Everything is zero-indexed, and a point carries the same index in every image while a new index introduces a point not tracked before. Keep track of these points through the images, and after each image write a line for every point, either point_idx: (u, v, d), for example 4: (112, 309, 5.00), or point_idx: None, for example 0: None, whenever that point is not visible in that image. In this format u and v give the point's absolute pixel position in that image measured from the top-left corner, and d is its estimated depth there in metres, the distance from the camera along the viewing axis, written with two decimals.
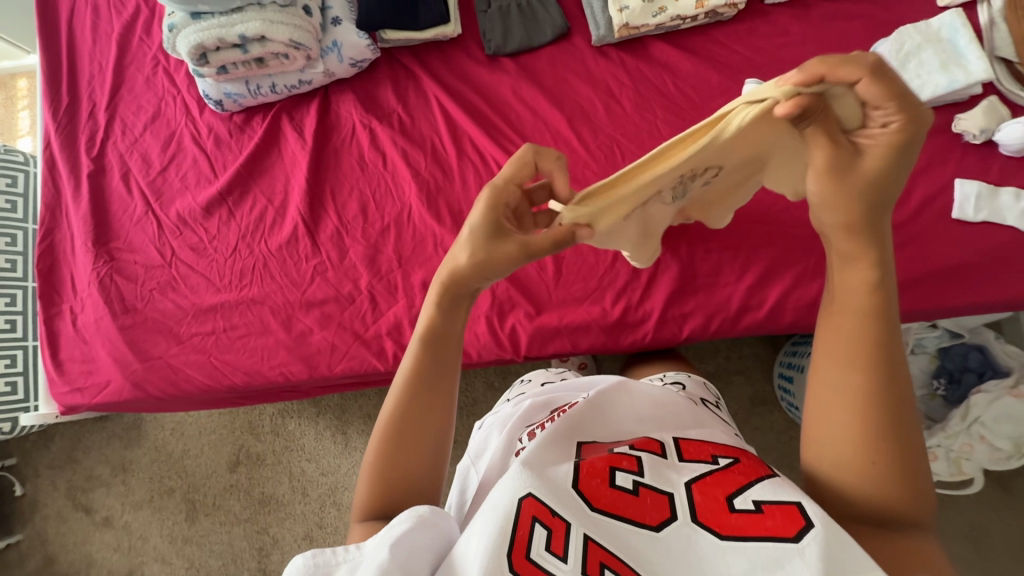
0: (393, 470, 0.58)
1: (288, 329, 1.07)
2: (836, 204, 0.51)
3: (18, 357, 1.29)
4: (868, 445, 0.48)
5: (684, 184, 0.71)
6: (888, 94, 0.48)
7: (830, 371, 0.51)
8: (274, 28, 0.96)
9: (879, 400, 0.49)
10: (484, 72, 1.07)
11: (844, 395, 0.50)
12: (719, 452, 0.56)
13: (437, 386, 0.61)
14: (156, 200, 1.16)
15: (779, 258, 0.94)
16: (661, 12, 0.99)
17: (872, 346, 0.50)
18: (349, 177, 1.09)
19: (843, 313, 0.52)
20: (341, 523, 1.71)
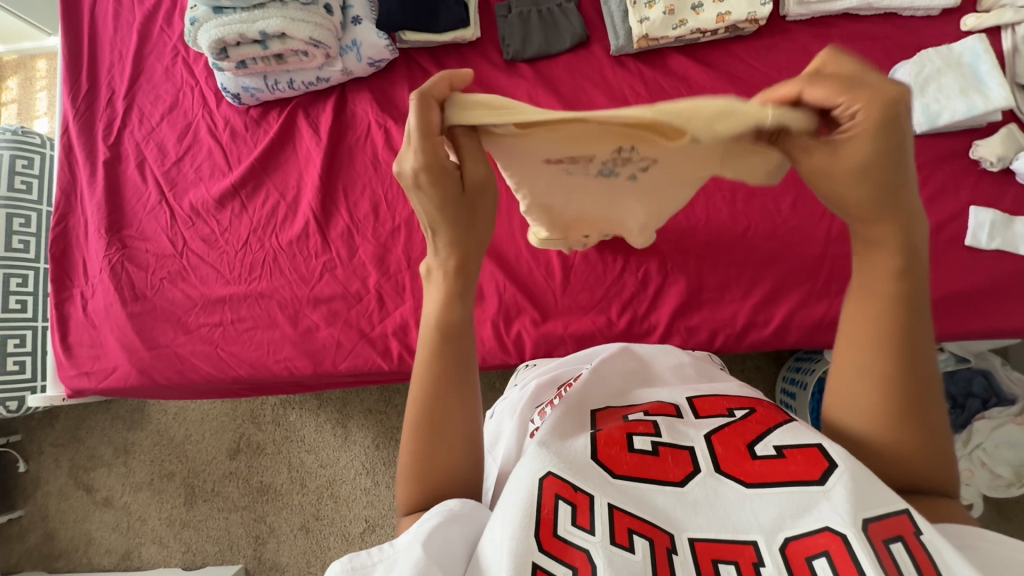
0: (432, 466, 0.55)
1: (295, 324, 1.08)
2: (845, 187, 0.48)
3: (28, 338, 1.31)
4: (892, 425, 0.49)
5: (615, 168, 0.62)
6: (838, 88, 0.46)
7: (856, 352, 0.51)
8: (295, 25, 0.95)
9: (906, 378, 0.49)
10: (501, 77, 1.07)
11: (869, 378, 0.50)
12: (734, 405, 0.58)
13: (459, 381, 0.56)
14: (171, 190, 1.17)
15: (787, 275, 0.94)
16: (681, 25, 0.98)
17: (898, 327, 0.50)
18: (361, 175, 1.10)
19: (871, 301, 0.50)
20: (338, 514, 1.72)
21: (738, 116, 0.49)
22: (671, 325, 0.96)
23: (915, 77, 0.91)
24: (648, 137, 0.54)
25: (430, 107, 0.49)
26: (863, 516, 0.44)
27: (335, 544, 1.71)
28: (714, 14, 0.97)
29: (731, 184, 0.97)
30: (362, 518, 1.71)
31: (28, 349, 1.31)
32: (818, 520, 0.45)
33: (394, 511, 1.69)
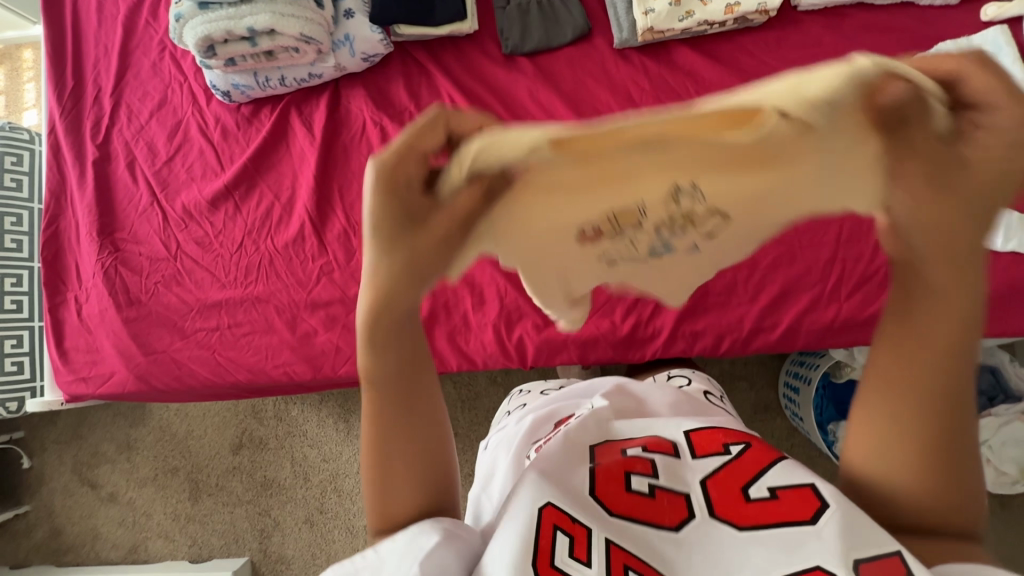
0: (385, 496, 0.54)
1: (293, 329, 1.06)
2: (922, 210, 0.41)
3: (26, 338, 1.29)
4: (911, 464, 0.48)
5: (664, 234, 0.48)
6: (997, 84, 0.38)
7: (884, 386, 0.48)
8: (285, 21, 0.91)
9: (930, 420, 0.47)
10: (501, 73, 1.03)
11: (893, 416, 0.48)
12: (729, 440, 0.57)
13: (404, 416, 0.53)
14: (162, 191, 1.14)
15: (795, 279, 0.91)
16: (688, 16, 0.94)
17: (933, 368, 0.46)
18: (357, 177, 1.06)
19: (916, 310, 0.46)
20: (342, 508, 1.73)
21: (819, 75, 0.36)
22: (675, 330, 0.94)
23: None
24: (731, 158, 0.39)
25: (406, 158, 0.43)
26: (854, 556, 0.43)
27: (339, 537, 1.72)
28: (722, 5, 0.92)
29: None
30: None
31: (26, 349, 1.30)
32: (809, 559, 0.44)
33: None
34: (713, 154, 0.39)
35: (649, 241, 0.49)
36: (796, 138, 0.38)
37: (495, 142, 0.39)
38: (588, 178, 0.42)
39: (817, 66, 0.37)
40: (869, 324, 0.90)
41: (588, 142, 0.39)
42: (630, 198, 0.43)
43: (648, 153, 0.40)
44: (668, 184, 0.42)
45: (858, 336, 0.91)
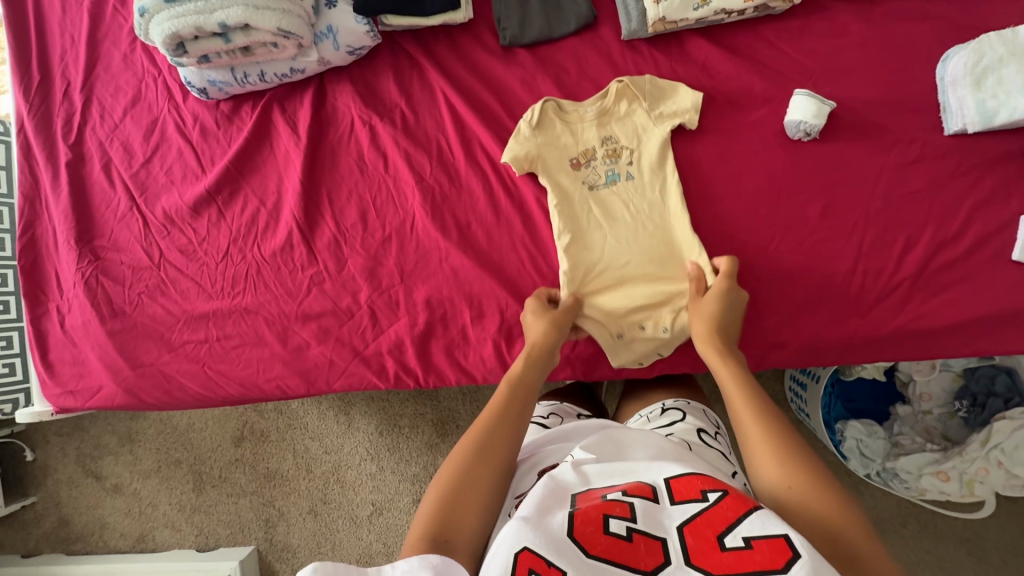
0: (439, 533, 0.55)
1: (285, 342, 1.02)
2: (698, 320, 0.80)
3: (16, 338, 1.24)
4: (817, 540, 0.50)
5: (613, 163, 0.90)
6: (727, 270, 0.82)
7: (760, 479, 0.58)
8: (259, 15, 0.81)
9: (794, 454, 0.58)
10: (498, 67, 0.95)
11: (779, 498, 0.55)
12: (707, 485, 0.54)
13: (490, 488, 0.61)
14: (141, 195, 1.07)
15: (813, 292, 0.86)
16: (704, 5, 0.85)
17: (791, 453, 0.58)
18: (346, 180, 1.00)
19: (733, 383, 0.70)
20: (345, 499, 1.73)
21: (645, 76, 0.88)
22: (683, 346, 0.89)
23: (970, 67, 0.79)
24: (614, 112, 0.90)
25: (520, 131, 0.91)
26: None
27: (342, 527, 1.73)
28: None
29: (755, 190, 0.87)
30: (369, 501, 1.72)
31: (17, 350, 1.25)
32: None
33: (401, 496, 1.71)
34: (614, 107, 0.90)
35: (603, 168, 0.91)
36: (636, 104, 0.90)
37: (535, 112, 0.90)
38: (563, 127, 0.91)
39: (638, 76, 0.89)
40: (893, 340, 0.84)
41: (569, 116, 0.91)
42: (585, 138, 0.91)
43: (588, 108, 0.90)
44: (601, 132, 0.91)
45: (882, 354, 0.85)
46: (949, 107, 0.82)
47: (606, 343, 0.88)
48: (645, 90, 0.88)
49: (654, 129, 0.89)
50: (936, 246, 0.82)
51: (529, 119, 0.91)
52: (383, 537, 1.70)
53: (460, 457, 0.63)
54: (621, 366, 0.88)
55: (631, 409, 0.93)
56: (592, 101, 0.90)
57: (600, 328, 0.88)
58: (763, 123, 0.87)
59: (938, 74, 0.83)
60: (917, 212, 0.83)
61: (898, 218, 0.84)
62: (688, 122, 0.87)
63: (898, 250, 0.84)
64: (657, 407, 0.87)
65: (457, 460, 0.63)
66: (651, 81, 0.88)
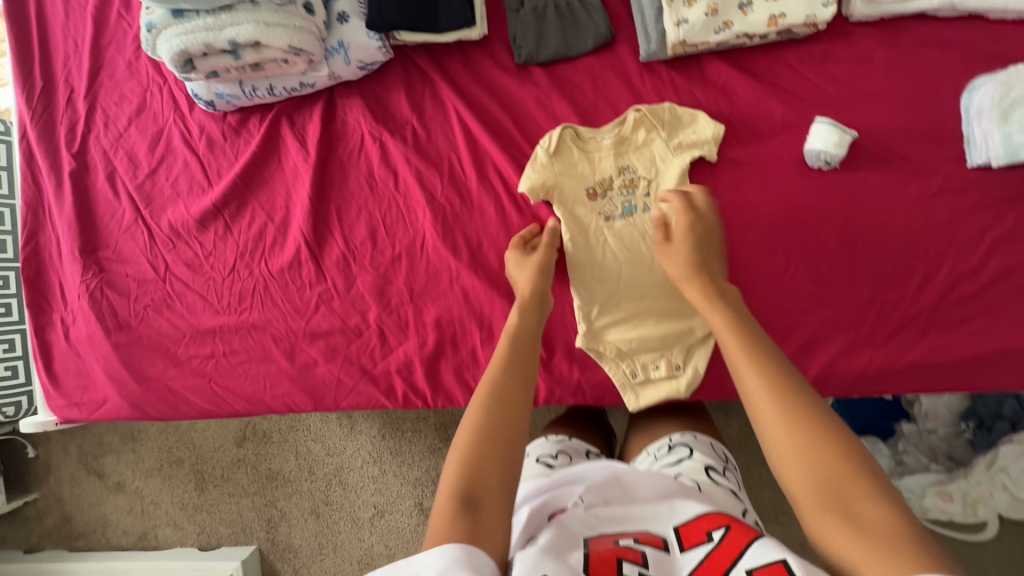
0: (466, 492, 0.55)
1: (292, 359, 1.01)
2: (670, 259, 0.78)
3: (18, 341, 1.22)
4: (820, 501, 0.48)
5: (629, 194, 0.91)
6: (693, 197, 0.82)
7: (759, 429, 0.55)
8: (271, 33, 0.79)
9: (793, 407, 0.53)
10: (512, 85, 0.93)
11: (780, 454, 0.52)
12: (711, 526, 0.54)
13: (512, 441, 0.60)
14: (147, 207, 1.06)
15: (829, 322, 0.85)
16: (725, 28, 0.82)
17: (793, 400, 0.54)
18: (356, 197, 0.98)
19: (725, 322, 0.65)
20: (346, 500, 1.74)
21: (662, 104, 0.88)
22: (695, 374, 0.89)
23: (997, 100, 0.77)
24: (631, 141, 0.90)
25: (538, 159, 0.91)
26: None
27: (344, 529, 1.74)
28: (766, 16, 0.80)
29: (772, 218, 0.86)
30: (371, 504, 1.73)
31: (19, 354, 1.24)
32: None
33: (403, 499, 1.71)
34: (630, 136, 0.90)
35: (619, 199, 0.91)
36: (653, 133, 0.89)
37: (552, 140, 0.90)
38: (580, 158, 0.91)
39: (654, 104, 0.89)
40: (909, 373, 0.83)
41: (584, 145, 0.91)
42: (601, 168, 0.91)
43: (604, 138, 0.90)
44: (617, 163, 0.91)
45: (896, 386, 0.84)
46: (973, 139, 0.80)
47: (618, 378, 0.91)
48: (663, 120, 0.88)
49: (673, 159, 0.88)
50: (954, 280, 0.81)
51: (546, 147, 0.90)
52: (385, 539, 1.71)
53: (475, 413, 0.61)
54: (637, 400, 0.90)
55: (637, 441, 0.92)
56: (608, 129, 0.90)
57: (612, 362, 0.91)
58: (782, 150, 0.86)
59: (963, 104, 0.81)
60: (936, 244, 0.82)
61: (916, 250, 0.83)
62: (706, 154, 0.87)
63: (916, 282, 0.83)
64: (665, 441, 0.86)
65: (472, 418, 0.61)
66: (667, 110, 0.87)
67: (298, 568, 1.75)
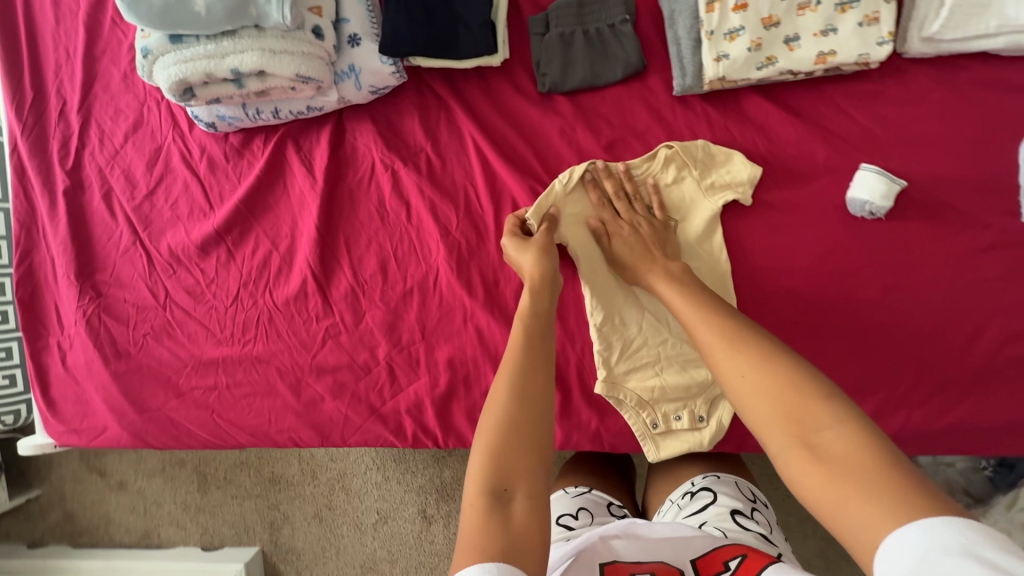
0: (497, 484, 0.56)
1: (298, 394, 0.97)
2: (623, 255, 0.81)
3: (16, 349, 1.10)
4: (787, 439, 0.52)
5: None
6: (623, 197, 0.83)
7: (726, 381, 0.59)
8: (276, 61, 0.73)
9: (763, 362, 0.57)
10: (535, 114, 0.87)
11: (748, 405, 0.56)
12: (727, 557, 0.62)
13: (540, 418, 0.61)
14: (145, 229, 1.01)
15: (864, 378, 0.80)
16: (769, 64, 0.76)
17: (755, 349, 0.59)
18: (365, 227, 0.93)
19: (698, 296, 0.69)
20: (350, 506, 1.68)
21: (693, 142, 0.82)
22: (720, 427, 0.85)
23: None
24: (658, 178, 0.84)
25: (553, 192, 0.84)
26: None
27: (347, 533, 1.68)
28: (813, 53, 0.74)
29: (808, 267, 0.81)
30: (373, 509, 1.67)
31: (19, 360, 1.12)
32: None
33: (405, 506, 1.65)
34: (658, 173, 0.84)
35: None
36: (683, 171, 0.83)
37: (571, 175, 0.84)
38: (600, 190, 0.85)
39: (686, 140, 0.83)
40: (947, 434, 0.79)
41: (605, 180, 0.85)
42: None
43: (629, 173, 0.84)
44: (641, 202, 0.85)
45: (933, 446, 0.80)
46: None
47: (638, 428, 0.87)
48: (694, 158, 0.82)
49: (705, 200, 0.83)
50: (1002, 339, 0.76)
51: (566, 181, 0.84)
52: (387, 544, 1.65)
53: (501, 400, 0.62)
54: (658, 451, 0.86)
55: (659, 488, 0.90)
56: (633, 164, 0.83)
57: (631, 411, 0.87)
58: (821, 194, 0.81)
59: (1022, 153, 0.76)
60: (984, 301, 0.77)
61: (962, 307, 0.78)
62: (741, 196, 0.81)
63: (960, 340, 0.78)
64: (686, 487, 0.84)
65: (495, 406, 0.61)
66: (698, 147, 0.82)
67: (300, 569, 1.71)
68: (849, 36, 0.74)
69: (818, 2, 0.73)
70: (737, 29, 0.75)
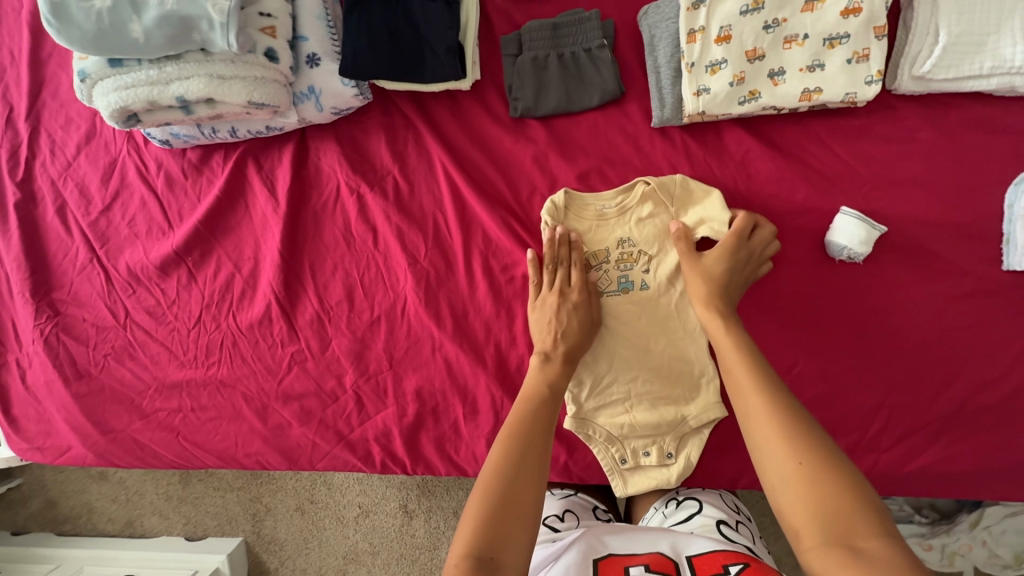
0: (484, 551, 0.52)
1: (264, 419, 0.93)
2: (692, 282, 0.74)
3: None
4: (825, 536, 0.48)
5: (628, 270, 0.82)
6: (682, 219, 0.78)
7: (762, 464, 0.56)
8: (225, 88, 0.69)
9: (795, 436, 0.54)
10: (507, 139, 0.84)
11: (784, 488, 0.53)
12: (729, 561, 0.56)
13: (533, 490, 0.58)
14: (102, 246, 0.96)
15: (835, 422, 0.78)
16: (751, 99, 0.73)
17: (795, 420, 0.56)
18: (331, 252, 0.90)
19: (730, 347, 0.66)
20: (332, 498, 1.46)
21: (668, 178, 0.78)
22: (688, 464, 0.83)
23: None
24: (636, 211, 0.80)
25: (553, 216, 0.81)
26: None
27: (329, 526, 1.46)
28: (798, 89, 0.72)
29: (783, 307, 0.79)
30: (355, 503, 1.46)
31: None
32: None
33: (390, 501, 1.44)
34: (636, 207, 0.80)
35: (616, 273, 0.82)
36: (660, 207, 0.80)
37: (556, 208, 0.80)
38: (581, 222, 0.82)
39: (663, 176, 0.79)
40: (916, 480, 0.77)
41: (581, 213, 0.81)
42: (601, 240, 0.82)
43: (605, 205, 0.81)
44: (618, 236, 0.82)
45: (907, 491, 0.78)
46: (1013, 239, 0.72)
47: (606, 462, 0.85)
48: (673, 194, 0.79)
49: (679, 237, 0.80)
50: (977, 387, 0.75)
51: (551, 212, 0.80)
52: (371, 538, 1.44)
53: (495, 473, 0.59)
54: (624, 487, 0.85)
55: (644, 499, 0.89)
56: (610, 197, 0.80)
57: (600, 445, 0.85)
58: (801, 233, 0.78)
59: (1009, 198, 0.73)
60: (959, 349, 0.75)
61: (937, 352, 0.76)
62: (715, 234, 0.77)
63: (937, 386, 0.76)
64: (668, 502, 0.84)
65: (496, 467, 0.59)
66: (675, 183, 0.78)
67: (284, 564, 1.48)
68: (837, 73, 0.71)
69: (806, 36, 0.70)
70: (719, 62, 0.72)
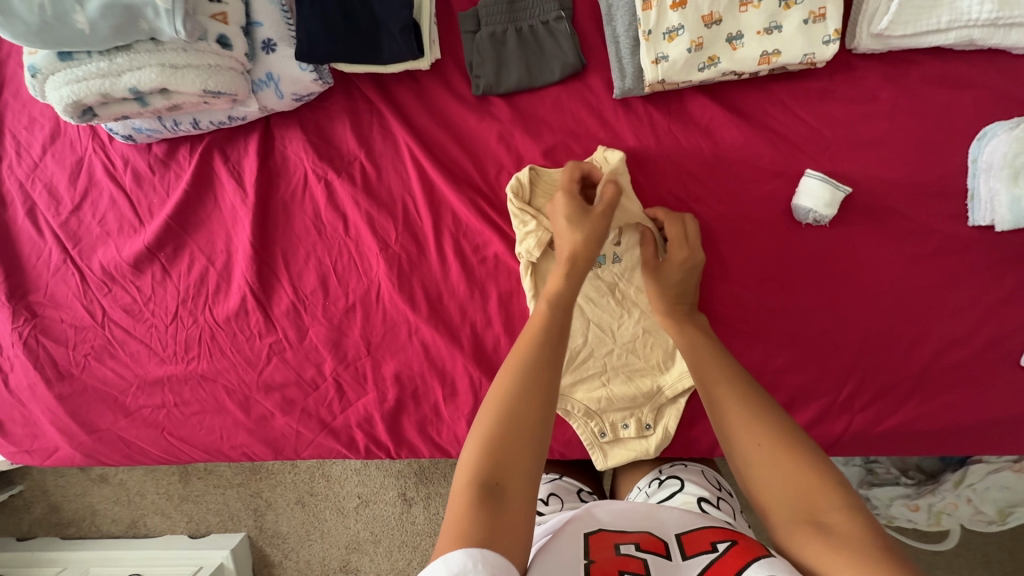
0: (491, 477, 0.50)
1: (247, 410, 0.93)
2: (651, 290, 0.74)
3: None
4: (793, 517, 0.51)
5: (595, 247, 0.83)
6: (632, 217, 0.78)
7: (736, 445, 0.57)
8: (178, 78, 0.69)
9: (757, 417, 0.56)
10: (471, 118, 0.83)
11: (754, 470, 0.55)
12: (717, 538, 0.55)
13: (541, 412, 0.55)
14: (74, 246, 0.96)
15: (807, 386, 0.78)
16: (710, 65, 0.73)
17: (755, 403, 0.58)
18: (303, 241, 0.89)
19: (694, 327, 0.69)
20: (331, 491, 1.48)
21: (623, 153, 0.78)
22: (666, 438, 0.84)
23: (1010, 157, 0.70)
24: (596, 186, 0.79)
25: (520, 189, 0.79)
26: None
27: (330, 517, 1.48)
28: (757, 52, 0.72)
29: (753, 274, 0.79)
30: (353, 494, 1.47)
31: None
32: None
33: (388, 489, 1.45)
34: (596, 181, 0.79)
35: None
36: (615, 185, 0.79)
37: (520, 184, 0.79)
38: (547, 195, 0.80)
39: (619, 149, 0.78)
40: (888, 440, 0.78)
41: (546, 187, 0.80)
42: None
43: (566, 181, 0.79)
44: None
45: (880, 450, 0.79)
46: (977, 194, 0.73)
47: (586, 437, 0.86)
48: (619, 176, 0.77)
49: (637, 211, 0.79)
50: (945, 346, 0.75)
51: (518, 185, 0.78)
52: (371, 527, 1.46)
53: (503, 393, 0.55)
54: (605, 459, 0.85)
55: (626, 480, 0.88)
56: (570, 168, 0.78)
57: (579, 420, 0.85)
58: (767, 200, 0.78)
59: (973, 153, 0.73)
60: (927, 309, 0.75)
61: (906, 312, 0.76)
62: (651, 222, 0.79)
63: (906, 346, 0.76)
64: (651, 480, 0.83)
65: (505, 389, 0.56)
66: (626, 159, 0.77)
67: (288, 555, 1.50)
68: (795, 34, 0.71)
69: None
70: (676, 28, 0.72)
